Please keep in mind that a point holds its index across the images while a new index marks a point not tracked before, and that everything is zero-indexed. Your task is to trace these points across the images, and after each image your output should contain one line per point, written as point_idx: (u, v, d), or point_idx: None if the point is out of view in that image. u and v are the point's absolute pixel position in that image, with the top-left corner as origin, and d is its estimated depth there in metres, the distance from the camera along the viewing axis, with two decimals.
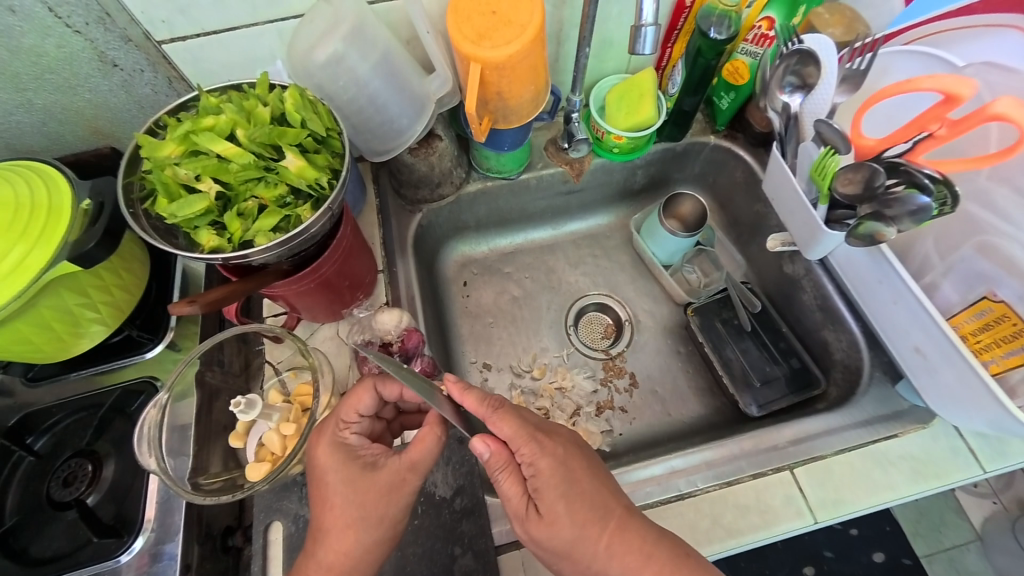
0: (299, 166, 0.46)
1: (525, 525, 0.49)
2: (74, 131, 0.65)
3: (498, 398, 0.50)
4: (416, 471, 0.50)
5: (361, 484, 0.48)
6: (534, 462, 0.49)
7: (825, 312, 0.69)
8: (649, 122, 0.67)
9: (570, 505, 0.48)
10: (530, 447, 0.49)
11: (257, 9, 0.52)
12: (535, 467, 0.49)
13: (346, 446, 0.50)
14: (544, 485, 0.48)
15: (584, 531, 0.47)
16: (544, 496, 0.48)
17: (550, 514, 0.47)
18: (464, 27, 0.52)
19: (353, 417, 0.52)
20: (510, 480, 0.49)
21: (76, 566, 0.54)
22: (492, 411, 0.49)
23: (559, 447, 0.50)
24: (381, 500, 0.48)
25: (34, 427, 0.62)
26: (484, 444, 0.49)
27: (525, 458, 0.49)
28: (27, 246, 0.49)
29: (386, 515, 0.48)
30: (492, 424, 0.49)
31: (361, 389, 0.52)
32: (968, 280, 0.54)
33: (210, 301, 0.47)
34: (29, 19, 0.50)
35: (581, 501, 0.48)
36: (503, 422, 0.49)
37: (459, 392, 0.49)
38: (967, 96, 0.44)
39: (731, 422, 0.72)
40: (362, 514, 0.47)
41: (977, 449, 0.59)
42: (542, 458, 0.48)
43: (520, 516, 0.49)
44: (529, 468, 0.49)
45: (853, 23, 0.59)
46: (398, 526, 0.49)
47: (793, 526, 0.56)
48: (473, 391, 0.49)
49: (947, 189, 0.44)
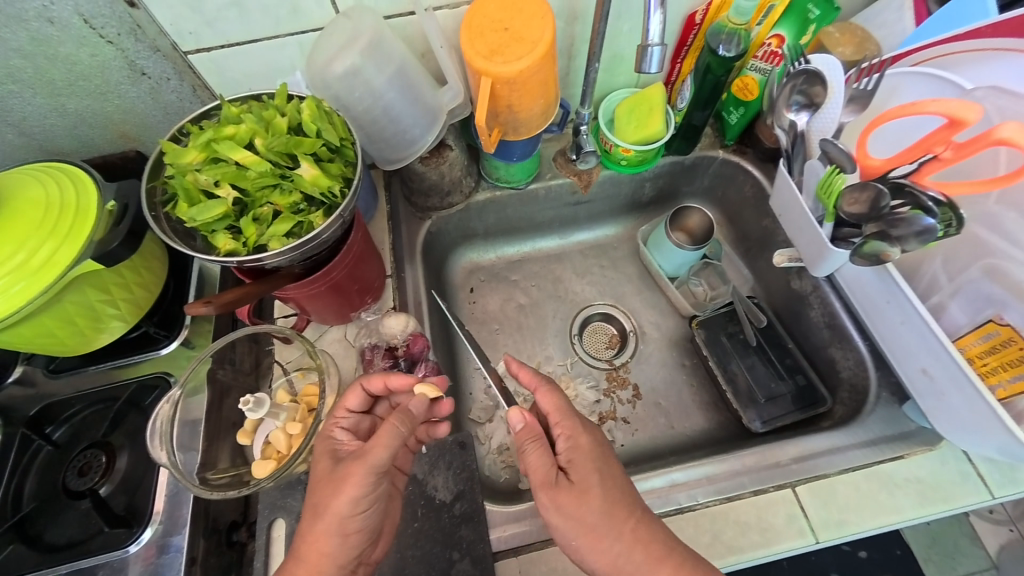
0: (314, 175, 0.47)
1: (551, 494, 0.48)
2: (104, 134, 0.68)
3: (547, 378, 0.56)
4: (364, 461, 0.48)
5: (327, 473, 0.50)
6: (573, 436, 0.51)
7: (833, 330, 0.69)
8: (658, 135, 0.68)
9: (604, 481, 0.49)
10: (571, 422, 0.52)
11: (280, 22, 0.55)
12: (574, 440, 0.51)
13: (329, 438, 0.54)
14: (579, 457, 0.50)
15: (612, 512, 0.48)
16: (580, 467, 0.50)
17: (583, 483, 0.49)
18: (477, 43, 0.53)
19: (343, 414, 0.56)
20: (539, 450, 0.50)
21: (86, 554, 0.56)
22: (540, 385, 0.54)
23: (596, 430, 0.53)
24: (331, 489, 0.49)
25: (53, 418, 0.64)
26: (520, 415, 0.51)
27: (564, 431, 0.52)
28: (55, 243, 0.52)
29: (333, 507, 0.48)
30: (540, 394, 0.53)
31: (350, 389, 0.56)
32: (976, 303, 0.54)
33: (224, 303, 0.49)
34: (66, 29, 0.53)
35: (614, 481, 0.50)
36: (547, 397, 0.53)
37: (514, 364, 0.56)
38: (973, 120, 0.44)
39: (735, 437, 0.72)
40: (316, 501, 0.49)
41: (987, 474, 0.58)
42: (583, 435, 0.52)
43: (547, 484, 0.49)
44: (568, 440, 0.51)
45: (863, 42, 0.62)
46: (348, 521, 0.48)
47: (795, 545, 0.55)
48: (525, 365, 0.56)
49: (953, 213, 0.45)
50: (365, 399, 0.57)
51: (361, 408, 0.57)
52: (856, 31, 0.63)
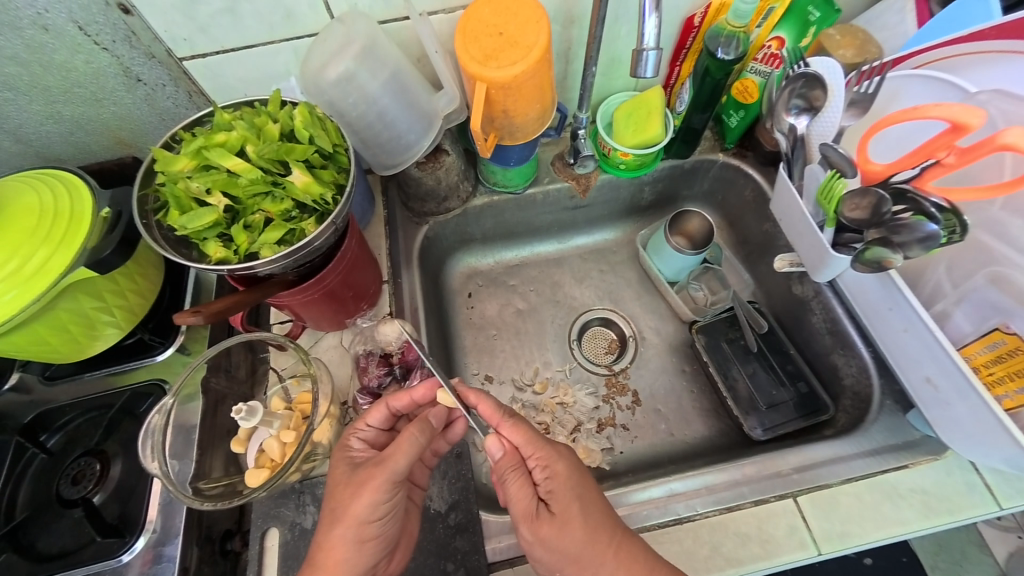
0: (306, 183, 0.47)
1: (533, 527, 0.48)
2: (100, 141, 0.68)
3: (511, 409, 0.53)
4: (384, 466, 0.49)
5: (344, 479, 0.51)
6: (549, 465, 0.50)
7: (834, 336, 0.68)
8: (657, 139, 0.67)
9: (585, 508, 0.48)
10: (544, 452, 0.50)
11: (273, 28, 0.54)
12: (551, 470, 0.50)
13: (345, 447, 0.54)
14: (558, 486, 0.49)
15: (594, 537, 0.47)
16: (559, 497, 0.49)
17: (563, 513, 0.48)
18: (471, 48, 0.53)
19: (361, 426, 0.56)
20: (521, 482, 0.49)
21: (79, 564, 0.55)
22: (507, 417, 0.52)
23: (571, 455, 0.52)
24: (350, 494, 0.49)
25: (48, 425, 0.64)
26: (498, 443, 0.51)
27: (540, 461, 0.50)
28: (48, 250, 0.52)
29: (351, 511, 0.48)
30: (505, 428, 0.51)
31: (373, 405, 0.55)
32: (982, 311, 0.52)
33: (213, 312, 0.48)
34: (60, 36, 0.53)
35: (594, 505, 0.49)
36: (516, 429, 0.51)
37: (477, 395, 0.52)
38: (976, 125, 0.43)
39: (736, 445, 0.71)
40: (333, 507, 0.49)
41: (994, 485, 0.56)
42: (558, 461, 0.51)
43: (529, 517, 0.48)
44: (544, 470, 0.50)
45: (865, 44, 0.61)
46: (366, 526, 0.48)
47: (796, 557, 0.54)
48: (489, 396, 0.53)
49: (956, 219, 0.44)
50: (386, 417, 0.56)
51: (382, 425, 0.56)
52: (858, 32, 0.62)
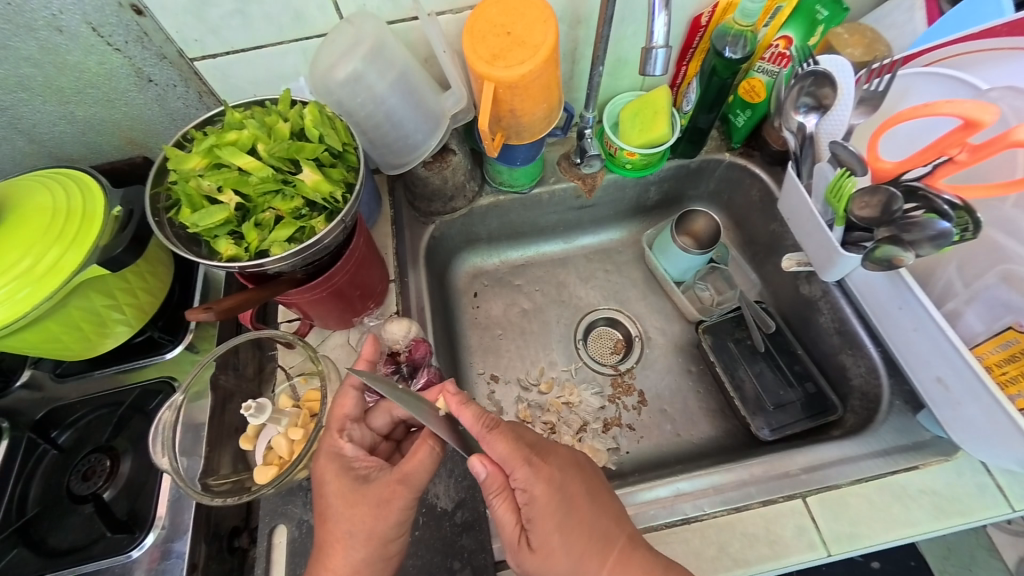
0: (316, 181, 0.47)
1: (518, 558, 0.48)
2: (112, 141, 0.69)
3: (495, 417, 0.50)
4: (406, 484, 0.49)
5: (353, 497, 0.49)
6: (528, 488, 0.47)
7: (843, 336, 0.67)
8: (663, 138, 0.67)
9: (567, 536, 0.47)
10: (523, 473, 0.47)
11: (283, 29, 0.55)
12: (529, 495, 0.47)
13: (342, 455, 0.52)
14: (537, 513, 0.47)
15: (582, 565, 0.46)
16: (539, 527, 0.47)
17: (544, 547, 0.46)
18: (479, 48, 0.53)
19: (346, 424, 0.55)
20: (503, 507, 0.48)
21: (89, 559, 0.56)
22: (487, 429, 0.48)
23: (554, 473, 0.48)
24: (370, 514, 0.48)
25: (59, 422, 0.64)
26: (482, 464, 0.47)
27: (519, 484, 0.47)
28: (61, 249, 0.52)
29: (375, 532, 0.48)
30: (487, 442, 0.48)
31: (342, 391, 0.56)
32: (994, 310, 0.52)
33: (224, 309, 0.49)
34: (74, 38, 0.54)
35: (579, 532, 0.47)
36: (498, 442, 0.48)
37: (456, 406, 0.50)
38: (989, 123, 0.43)
39: (743, 445, 0.70)
40: (351, 529, 0.48)
41: (1006, 486, 0.56)
42: (537, 485, 0.47)
43: (513, 546, 0.48)
44: (523, 494, 0.47)
45: (873, 43, 0.61)
46: (389, 545, 0.49)
47: (804, 559, 0.53)
48: (471, 405, 0.50)
49: (969, 216, 0.43)
50: (360, 401, 0.56)
51: (359, 414, 0.56)
52: (865, 32, 0.62)
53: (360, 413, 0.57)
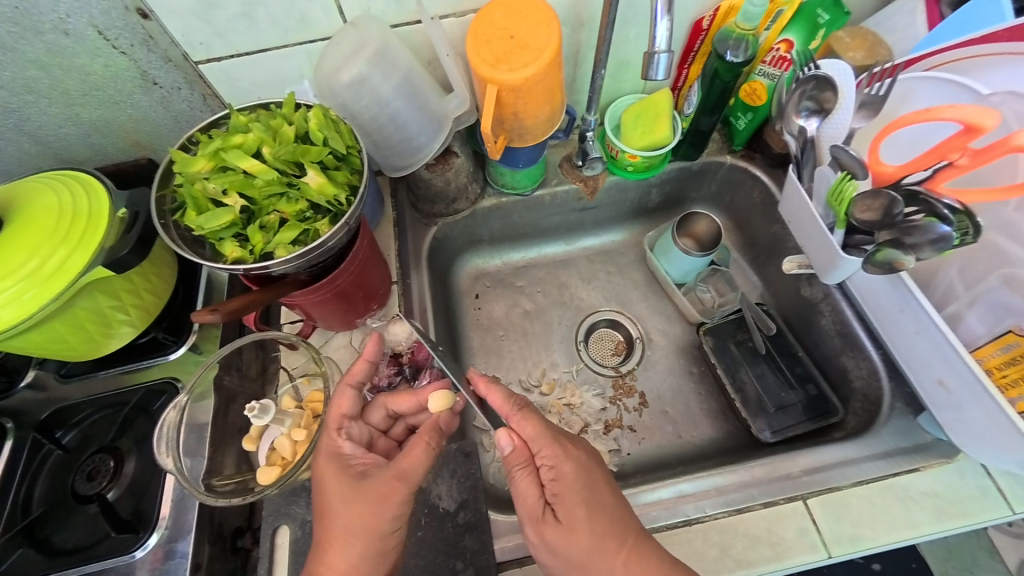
0: (320, 184, 0.48)
1: (538, 529, 0.47)
2: (116, 143, 0.69)
3: (524, 400, 0.52)
4: (404, 479, 0.49)
5: (353, 494, 0.49)
6: (556, 465, 0.49)
7: (844, 339, 0.68)
8: (665, 141, 0.67)
9: (591, 514, 0.47)
10: (552, 450, 0.49)
11: (288, 32, 0.55)
12: (557, 471, 0.49)
13: (339, 454, 0.52)
14: (563, 489, 0.48)
15: (603, 546, 0.46)
16: (565, 501, 0.47)
17: (569, 519, 0.47)
18: (482, 51, 0.53)
19: (342, 421, 0.55)
20: (528, 479, 0.48)
21: (93, 559, 0.56)
22: (517, 409, 0.51)
23: (584, 454, 0.50)
24: (368, 510, 0.48)
25: (64, 422, 0.65)
26: (508, 438, 0.50)
27: (547, 460, 0.49)
28: (67, 250, 0.52)
29: (372, 528, 0.48)
30: (516, 421, 0.50)
31: (339, 392, 0.55)
32: (995, 313, 0.52)
33: (230, 311, 0.49)
34: (81, 41, 0.54)
35: (603, 512, 0.47)
36: (527, 422, 0.50)
37: (485, 386, 0.52)
38: (990, 127, 0.43)
39: (744, 447, 0.71)
40: (350, 524, 0.48)
41: (1007, 489, 0.56)
42: (565, 462, 0.49)
43: (535, 518, 0.47)
44: (550, 470, 0.49)
45: (875, 47, 0.62)
46: (387, 539, 0.49)
47: (806, 560, 0.54)
48: (499, 387, 0.52)
49: (969, 221, 0.44)
50: (357, 399, 0.56)
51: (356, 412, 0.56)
52: (867, 35, 0.63)
53: (358, 411, 0.57)
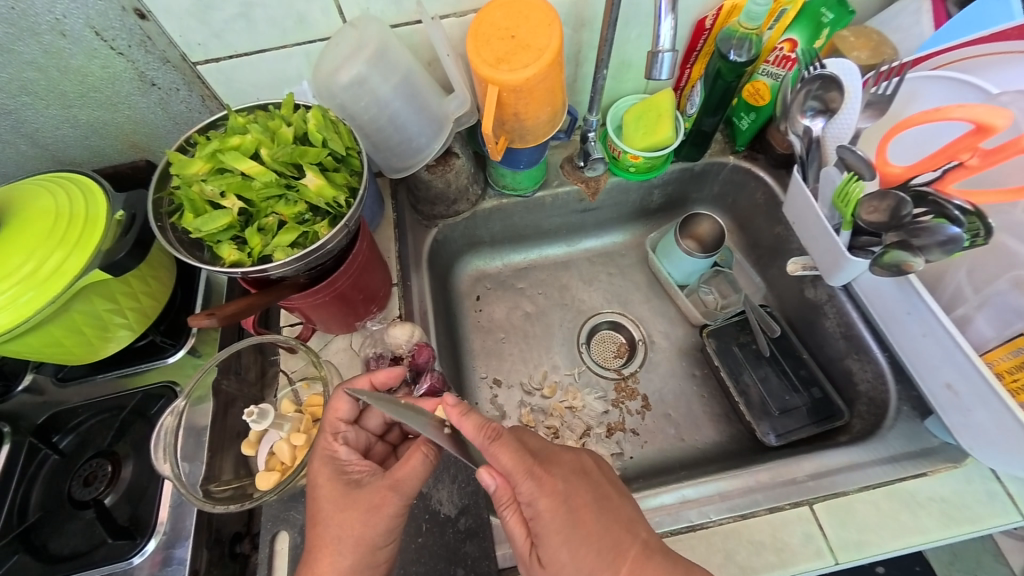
0: (319, 185, 0.47)
1: (531, 570, 0.48)
2: (114, 145, 0.68)
3: (497, 425, 0.46)
4: (397, 490, 0.48)
5: (345, 501, 0.48)
6: (533, 502, 0.45)
7: (849, 341, 0.67)
8: (667, 142, 0.66)
9: (575, 552, 0.45)
10: (528, 486, 0.44)
11: (287, 32, 0.55)
12: (535, 509, 0.45)
13: (335, 458, 0.52)
14: (544, 528, 0.45)
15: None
16: (546, 543, 0.45)
17: (553, 562, 0.45)
18: (483, 51, 0.53)
19: (339, 426, 0.54)
20: (515, 519, 0.47)
21: (90, 565, 0.56)
22: (490, 439, 0.45)
23: (558, 483, 0.46)
24: (360, 519, 0.47)
25: (61, 426, 0.64)
26: (491, 476, 0.46)
27: (525, 497, 0.45)
28: (63, 253, 0.52)
29: (364, 538, 0.47)
30: (489, 456, 0.45)
31: (336, 398, 0.54)
32: (1005, 316, 0.51)
33: (227, 315, 0.49)
34: (77, 42, 0.54)
35: (587, 546, 0.45)
36: (502, 454, 0.44)
37: (457, 417, 0.46)
38: (1001, 127, 0.42)
39: (748, 451, 0.70)
40: (341, 534, 0.47)
41: (1016, 494, 0.55)
42: (541, 500, 0.45)
43: (526, 559, 0.48)
44: (529, 508, 0.45)
45: (880, 46, 0.61)
46: (378, 553, 0.48)
47: (812, 567, 0.53)
48: (473, 414, 0.46)
49: (980, 221, 0.42)
50: (354, 406, 0.55)
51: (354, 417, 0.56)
52: (871, 34, 0.62)
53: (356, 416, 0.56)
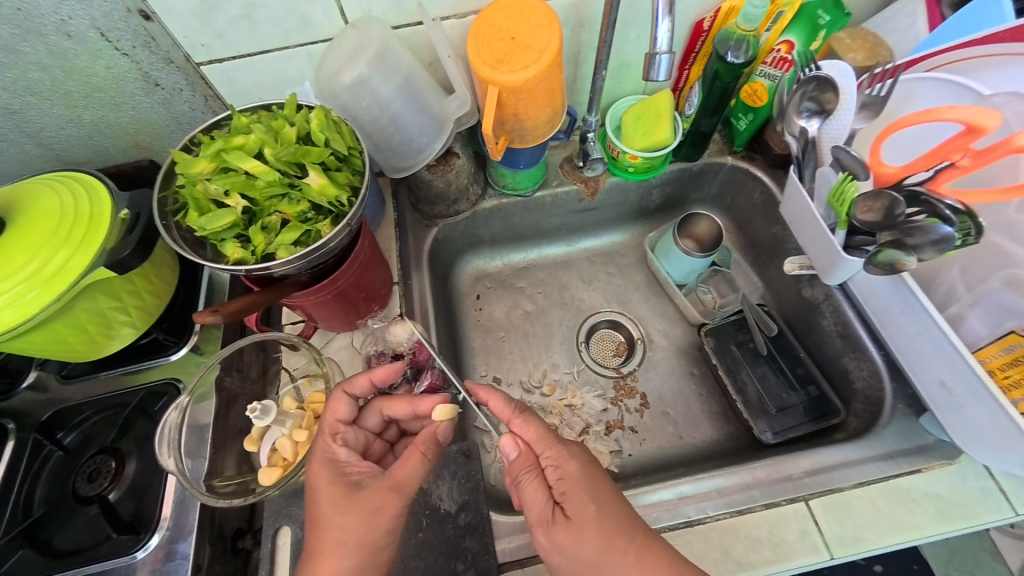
0: (322, 185, 0.48)
1: (549, 533, 0.47)
2: (117, 144, 0.69)
3: (523, 403, 0.53)
4: (399, 491, 0.49)
5: (346, 503, 0.48)
6: (561, 465, 0.50)
7: (845, 340, 0.68)
8: (665, 142, 0.67)
9: (601, 507, 0.47)
10: (555, 450, 0.50)
11: (290, 34, 0.56)
12: (563, 470, 0.49)
13: (335, 461, 0.52)
14: (570, 486, 0.48)
15: (615, 541, 0.46)
16: (573, 499, 0.48)
17: (579, 517, 0.47)
18: (484, 52, 0.53)
19: (337, 427, 0.55)
20: (535, 482, 0.49)
21: (94, 560, 0.56)
22: (518, 414, 0.52)
23: (583, 453, 0.51)
24: (362, 522, 0.47)
25: (64, 423, 0.65)
26: (512, 444, 0.50)
27: (551, 461, 0.50)
28: (69, 251, 0.53)
29: (367, 540, 0.47)
30: (517, 424, 0.51)
31: (334, 399, 0.55)
32: (997, 314, 0.52)
33: (231, 312, 0.49)
34: (82, 42, 0.54)
35: (610, 506, 0.48)
36: (528, 425, 0.51)
37: (486, 392, 0.53)
38: (992, 128, 0.43)
39: (746, 448, 0.70)
40: (343, 537, 0.47)
41: (1010, 491, 0.56)
42: (569, 461, 0.49)
43: (543, 523, 0.47)
44: (556, 470, 0.49)
45: (876, 48, 0.62)
46: (380, 554, 0.48)
47: (809, 561, 0.53)
48: (499, 393, 0.53)
49: (971, 221, 0.43)
50: (351, 406, 0.56)
51: (352, 417, 0.57)
52: (867, 36, 0.63)
53: (353, 416, 0.57)
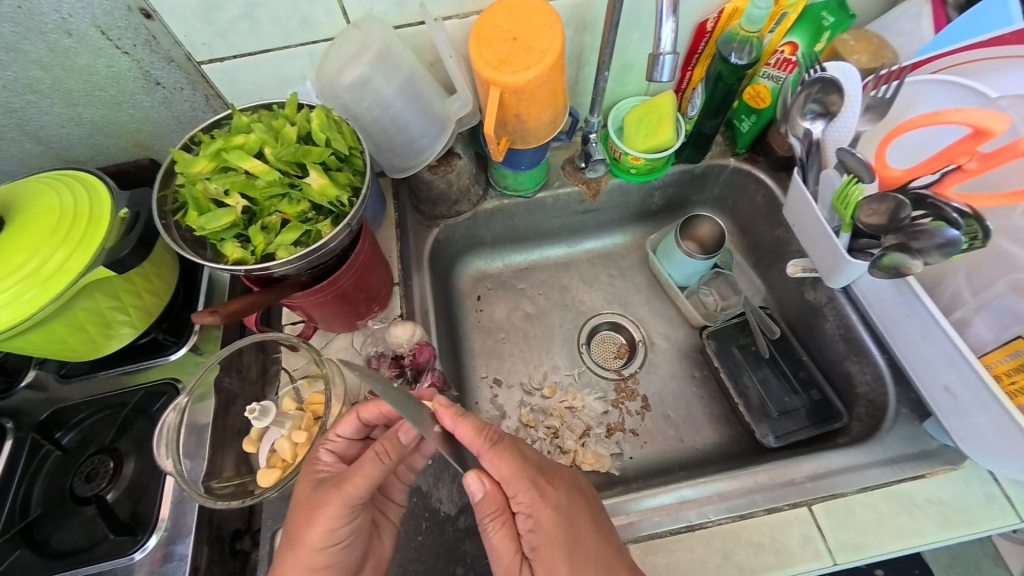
0: (322, 185, 0.48)
1: None
2: (118, 143, 0.69)
3: (497, 431, 0.48)
4: (340, 489, 0.46)
5: (305, 498, 0.48)
6: (532, 514, 0.46)
7: (848, 343, 0.67)
8: (668, 143, 0.67)
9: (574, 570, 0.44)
10: (528, 495, 0.46)
11: (291, 33, 0.55)
12: (534, 520, 0.46)
13: (312, 463, 0.52)
14: (541, 541, 0.45)
15: None
16: (543, 556, 0.45)
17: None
18: (485, 54, 0.53)
19: (332, 437, 0.53)
20: (503, 530, 0.47)
21: (91, 561, 0.56)
22: (488, 445, 0.46)
23: (562, 497, 0.47)
24: (305, 519, 0.46)
25: (63, 423, 0.65)
26: (479, 483, 0.46)
27: (523, 508, 0.46)
28: (68, 250, 0.52)
29: (306, 540, 0.45)
30: (486, 461, 0.46)
31: (344, 416, 0.53)
32: (1004, 320, 0.51)
33: (230, 313, 0.49)
34: (83, 41, 0.54)
35: (586, 562, 0.45)
36: (499, 461, 0.46)
37: (451, 418, 0.46)
38: (999, 131, 0.42)
39: (748, 452, 0.70)
40: (288, 531, 0.47)
41: (1015, 497, 0.55)
42: (544, 511, 0.46)
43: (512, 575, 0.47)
44: (527, 519, 0.46)
45: (880, 50, 0.61)
46: (317, 555, 0.46)
47: (811, 567, 0.53)
48: (467, 418, 0.46)
49: (978, 225, 0.43)
50: (358, 428, 0.53)
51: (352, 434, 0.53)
52: (871, 38, 0.62)
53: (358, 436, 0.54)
